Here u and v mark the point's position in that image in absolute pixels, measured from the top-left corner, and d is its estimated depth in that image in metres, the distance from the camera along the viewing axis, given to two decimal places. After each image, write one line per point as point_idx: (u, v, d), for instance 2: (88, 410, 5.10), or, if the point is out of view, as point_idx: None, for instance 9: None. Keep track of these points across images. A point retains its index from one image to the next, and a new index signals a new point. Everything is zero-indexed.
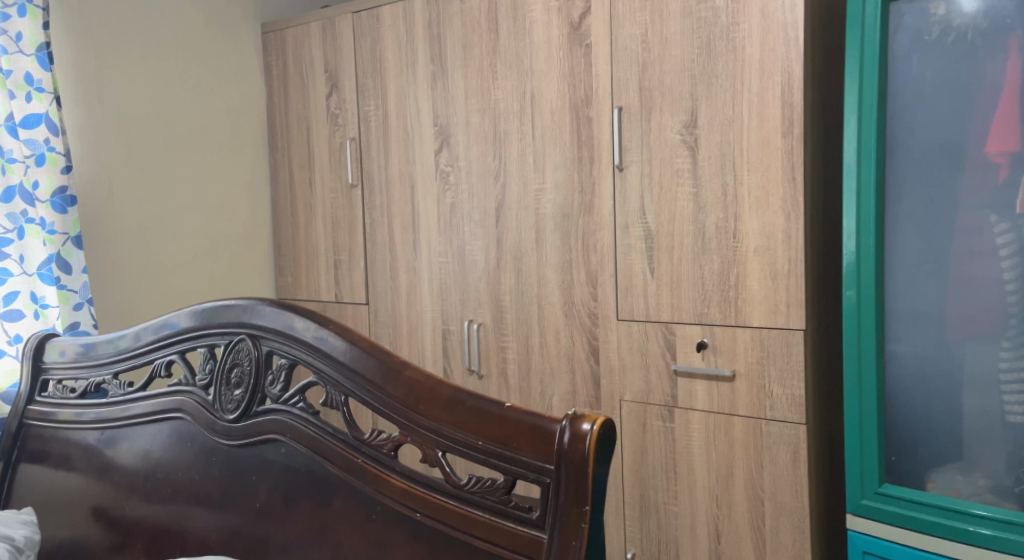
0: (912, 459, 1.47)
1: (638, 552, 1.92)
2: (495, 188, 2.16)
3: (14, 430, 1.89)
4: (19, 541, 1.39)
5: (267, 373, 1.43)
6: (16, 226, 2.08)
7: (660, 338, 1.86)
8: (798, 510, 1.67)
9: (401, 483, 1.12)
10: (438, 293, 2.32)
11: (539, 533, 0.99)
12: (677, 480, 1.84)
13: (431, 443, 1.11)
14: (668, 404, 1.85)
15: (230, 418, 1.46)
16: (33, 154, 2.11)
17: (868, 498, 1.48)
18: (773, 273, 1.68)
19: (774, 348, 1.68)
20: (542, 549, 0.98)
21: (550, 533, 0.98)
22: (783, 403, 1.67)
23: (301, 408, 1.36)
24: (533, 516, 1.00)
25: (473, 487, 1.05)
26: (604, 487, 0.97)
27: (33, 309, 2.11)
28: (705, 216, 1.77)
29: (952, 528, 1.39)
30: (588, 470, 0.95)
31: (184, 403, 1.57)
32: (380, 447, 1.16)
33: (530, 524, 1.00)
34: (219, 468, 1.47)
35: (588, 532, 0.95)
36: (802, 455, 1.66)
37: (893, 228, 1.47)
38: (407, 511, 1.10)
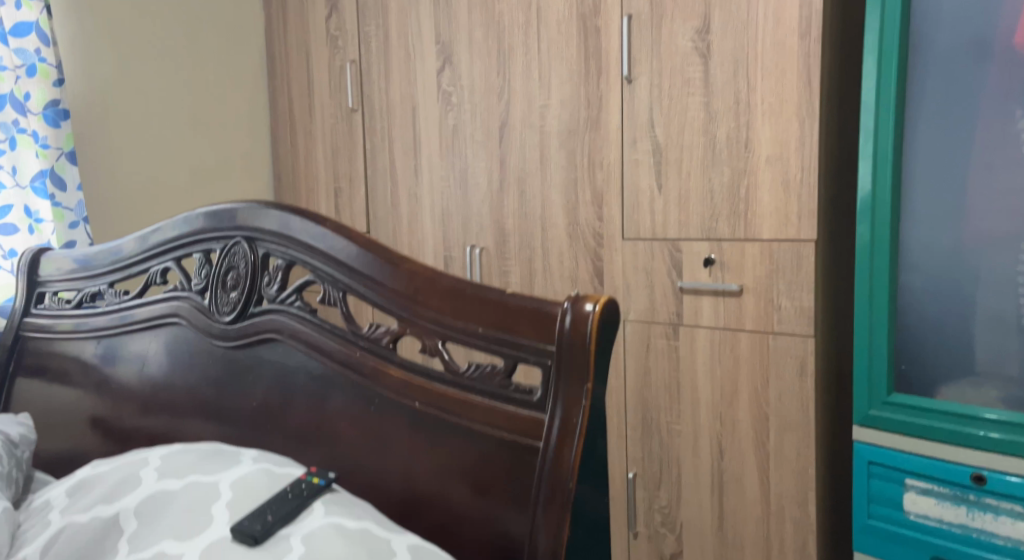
0: (921, 368, 1.43)
1: (639, 472, 1.91)
2: (499, 107, 2.10)
3: (11, 343, 1.88)
4: (15, 437, 1.36)
5: (264, 275, 1.39)
6: (8, 136, 2.03)
7: (667, 256, 1.82)
8: (803, 424, 1.64)
9: (400, 375, 1.09)
10: (440, 218, 2.27)
11: (538, 414, 0.96)
12: (680, 399, 1.83)
13: (429, 334, 1.08)
14: (673, 322, 1.82)
15: (227, 320, 1.42)
16: (24, 65, 2.05)
17: (877, 409, 1.42)
18: (785, 182, 1.62)
19: (784, 259, 1.63)
20: (542, 430, 0.95)
21: (551, 413, 0.95)
22: (790, 316, 1.63)
23: (298, 307, 1.31)
24: (533, 398, 0.97)
25: (472, 373, 1.02)
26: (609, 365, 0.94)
27: (27, 223, 2.07)
28: (715, 125, 1.71)
29: (962, 434, 1.34)
30: (590, 351, 0.93)
31: (181, 308, 1.54)
32: (378, 340, 1.13)
33: (530, 406, 0.97)
34: (217, 370, 1.44)
35: (589, 407, 0.93)
36: (809, 368, 1.62)
37: (913, 130, 1.42)
38: (406, 401, 1.07)
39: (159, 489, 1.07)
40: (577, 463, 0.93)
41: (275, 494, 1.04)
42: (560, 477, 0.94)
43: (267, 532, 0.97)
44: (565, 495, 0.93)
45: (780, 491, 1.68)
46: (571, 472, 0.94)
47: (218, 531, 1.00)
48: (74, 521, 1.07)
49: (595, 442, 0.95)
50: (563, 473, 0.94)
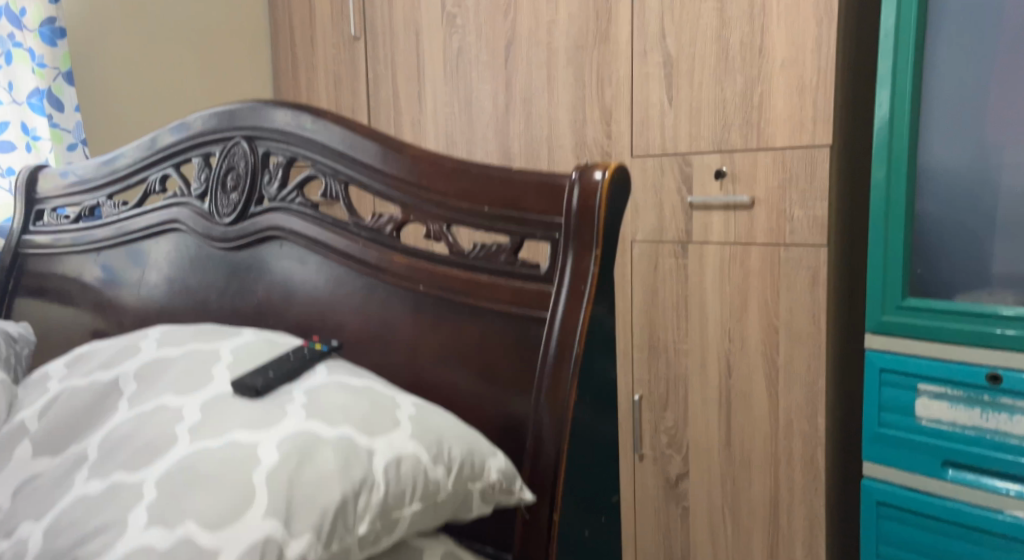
0: (937, 270, 1.39)
1: (645, 395, 1.90)
2: (504, 25, 2.05)
3: (9, 263, 1.87)
4: (15, 333, 1.34)
5: (264, 174, 1.36)
6: (3, 50, 1.98)
7: (676, 171, 1.78)
8: (813, 336, 1.61)
9: (404, 260, 1.06)
10: (443, 145, 2.23)
11: (546, 286, 0.94)
12: (688, 318, 1.80)
13: (432, 217, 1.05)
14: (682, 240, 1.79)
15: (227, 222, 1.39)
16: None
17: (890, 315, 1.39)
18: (801, 87, 1.58)
19: (797, 167, 1.59)
20: (547, 303, 0.94)
21: (557, 286, 0.93)
22: (803, 226, 1.60)
23: (300, 203, 1.28)
24: (540, 272, 0.95)
25: (477, 253, 0.99)
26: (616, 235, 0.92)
27: (24, 141, 2.03)
28: (729, 32, 1.66)
29: (977, 334, 1.31)
30: (598, 219, 0.90)
31: (181, 214, 1.50)
32: (381, 229, 1.10)
33: (536, 280, 0.95)
34: (216, 273, 1.41)
35: (598, 276, 0.91)
36: (821, 278, 1.59)
37: (936, 25, 1.37)
38: (409, 285, 1.04)
39: (157, 355, 1.05)
40: (583, 333, 0.91)
41: (275, 359, 1.02)
42: (565, 348, 0.92)
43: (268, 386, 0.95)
44: (570, 368, 0.92)
45: (789, 404, 1.66)
46: (577, 344, 0.92)
47: (219, 386, 0.97)
48: (72, 386, 1.04)
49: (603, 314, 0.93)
50: (569, 346, 0.91)
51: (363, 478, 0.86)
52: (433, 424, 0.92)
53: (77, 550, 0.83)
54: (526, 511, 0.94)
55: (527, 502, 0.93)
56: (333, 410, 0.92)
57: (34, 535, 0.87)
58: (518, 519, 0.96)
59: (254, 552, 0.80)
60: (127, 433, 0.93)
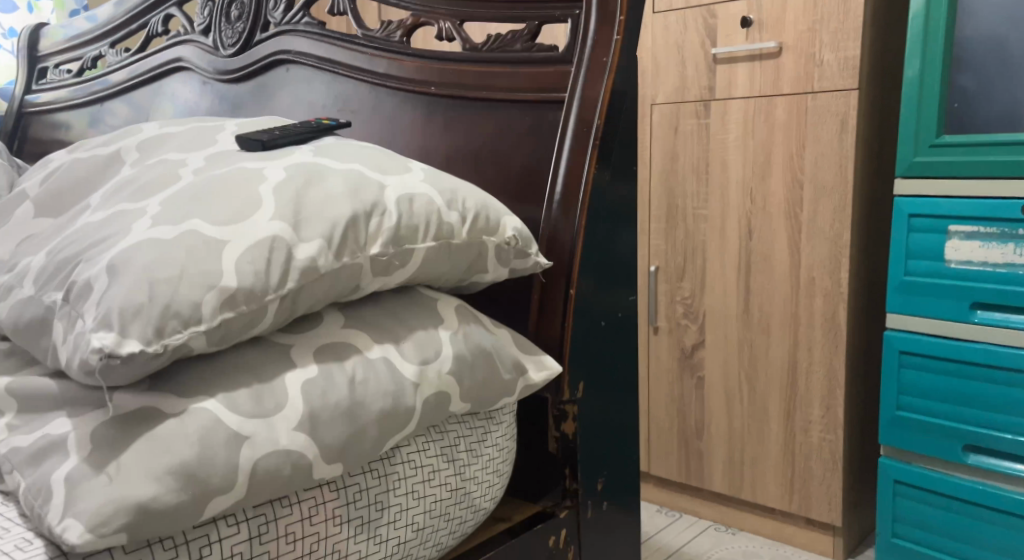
0: (975, 102, 1.34)
1: (661, 267, 1.86)
2: None
3: (12, 126, 1.85)
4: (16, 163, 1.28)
5: (269, 0, 1.29)
6: None
7: (700, 24, 1.70)
8: (840, 189, 1.55)
9: (415, 63, 1.00)
10: None
11: (563, 68, 0.87)
12: (709, 181, 1.75)
13: (441, 13, 0.98)
14: (704, 99, 1.73)
15: (230, 53, 1.34)
16: None
17: (922, 155, 1.34)
18: None
19: (829, 8, 1.50)
20: (567, 82, 0.86)
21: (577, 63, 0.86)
22: (833, 72, 1.52)
23: (306, 24, 1.22)
24: (558, 53, 0.88)
25: (492, 45, 0.93)
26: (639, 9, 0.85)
27: (26, 2, 1.99)
28: None
29: (1012, 165, 1.25)
30: None
31: (184, 52, 1.45)
32: (391, 36, 1.05)
33: (554, 62, 0.88)
34: (221, 107, 1.36)
35: (620, 46, 0.84)
36: (850, 125, 1.51)
37: None
38: (421, 86, 0.99)
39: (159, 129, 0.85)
40: (604, 105, 0.83)
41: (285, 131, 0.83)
42: (585, 124, 0.84)
43: (278, 139, 0.76)
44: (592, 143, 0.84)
45: (812, 262, 1.62)
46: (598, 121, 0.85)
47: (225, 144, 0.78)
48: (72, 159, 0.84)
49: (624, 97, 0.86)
50: (589, 123, 0.84)
51: (375, 202, 0.69)
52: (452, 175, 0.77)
53: (82, 256, 0.63)
54: (542, 274, 0.85)
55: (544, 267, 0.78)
56: (344, 151, 0.75)
57: (35, 259, 0.66)
58: (531, 288, 0.86)
59: (260, 250, 0.62)
60: (127, 174, 0.73)
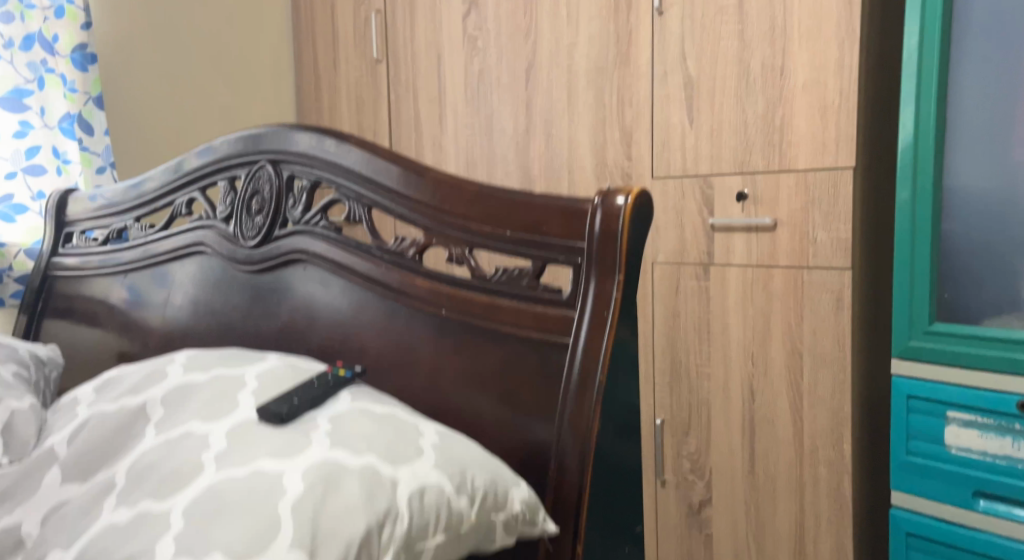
0: (966, 296, 1.39)
1: (667, 419, 1.87)
2: (526, 47, 2.10)
3: (39, 284, 1.90)
4: (43, 355, 1.36)
5: (288, 198, 1.37)
6: (36, 76, 2.02)
7: (697, 193, 1.78)
8: (839, 362, 1.59)
9: (427, 284, 1.07)
10: (465, 166, 2.26)
11: (568, 312, 0.96)
12: (711, 341, 1.79)
13: (455, 240, 1.06)
14: (704, 261, 1.78)
15: (251, 245, 1.41)
16: (52, 6, 2.04)
17: (918, 339, 1.38)
18: (823, 109, 1.56)
19: (821, 190, 1.58)
20: (570, 327, 0.95)
21: (580, 310, 0.95)
22: (826, 249, 1.58)
23: (323, 226, 1.29)
24: (563, 297, 0.97)
25: (500, 279, 1.01)
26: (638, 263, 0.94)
27: (55, 164, 2.06)
28: (750, 53, 1.65)
29: (1007, 360, 1.29)
30: (621, 241, 0.92)
31: (206, 237, 1.52)
32: (404, 252, 1.12)
33: (559, 304, 0.97)
34: (241, 296, 1.42)
35: (620, 300, 0.93)
36: (845, 301, 1.57)
37: (960, 46, 1.37)
38: (432, 309, 1.05)
39: (185, 380, 1.07)
40: (608, 352, 0.92)
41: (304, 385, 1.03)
42: (589, 367, 0.93)
43: (293, 413, 0.96)
44: (594, 393, 0.93)
45: (814, 430, 1.64)
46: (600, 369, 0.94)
47: (244, 413, 0.99)
48: (102, 411, 1.06)
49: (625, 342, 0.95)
50: (593, 372, 0.93)
51: (388, 507, 0.86)
52: (458, 453, 0.93)
53: None
54: (549, 543, 0.95)
55: (551, 532, 0.94)
56: (359, 439, 0.92)
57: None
58: (539, 546, 0.97)
59: None
60: (155, 459, 0.95)
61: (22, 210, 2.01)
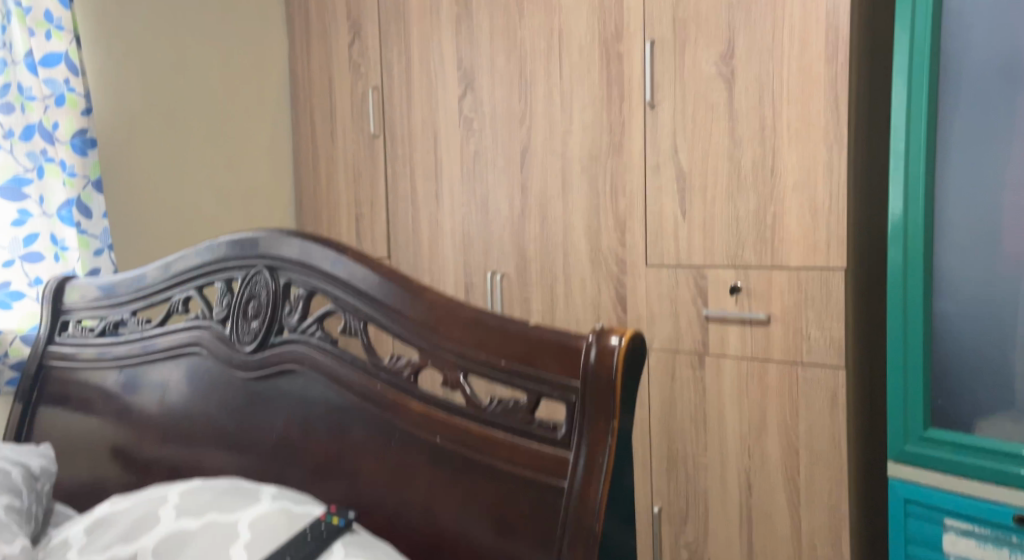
0: (960, 404, 1.38)
1: (664, 507, 1.86)
2: (520, 132, 2.10)
3: (34, 371, 1.77)
4: (35, 469, 1.39)
5: (284, 305, 1.38)
6: (36, 165, 2.03)
7: (692, 283, 1.79)
8: (835, 460, 1.60)
9: (421, 408, 1.09)
10: (460, 244, 2.26)
11: (564, 453, 0.97)
12: (707, 431, 1.78)
13: (450, 366, 1.07)
14: (699, 351, 1.78)
15: (248, 350, 1.41)
16: (53, 95, 2.05)
17: (913, 445, 1.39)
18: (813, 209, 1.60)
19: (813, 288, 1.60)
20: (567, 468, 0.96)
21: (575, 451, 0.97)
22: (820, 347, 1.60)
23: (319, 337, 1.29)
24: (559, 435, 0.98)
25: (494, 409, 1.03)
26: (632, 404, 0.95)
27: (53, 251, 2.06)
28: (741, 151, 1.69)
29: (1002, 472, 1.30)
30: (617, 385, 0.94)
31: (202, 337, 1.51)
32: (399, 373, 1.12)
33: (555, 443, 0.98)
34: (239, 400, 1.43)
35: (615, 445, 0.94)
36: (840, 400, 1.58)
37: (946, 157, 1.39)
38: (427, 437, 1.07)
39: (176, 528, 1.14)
40: (605, 497, 0.94)
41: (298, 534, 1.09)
42: (586, 510, 0.95)
43: None
44: (592, 536, 0.94)
45: (812, 527, 1.64)
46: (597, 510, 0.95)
47: None
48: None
49: (622, 481, 0.96)
50: (591, 514, 0.95)
51: None
52: None
53: None
54: None
55: None
56: None
57: None
58: None
59: None
60: None
61: (19, 297, 2.00)
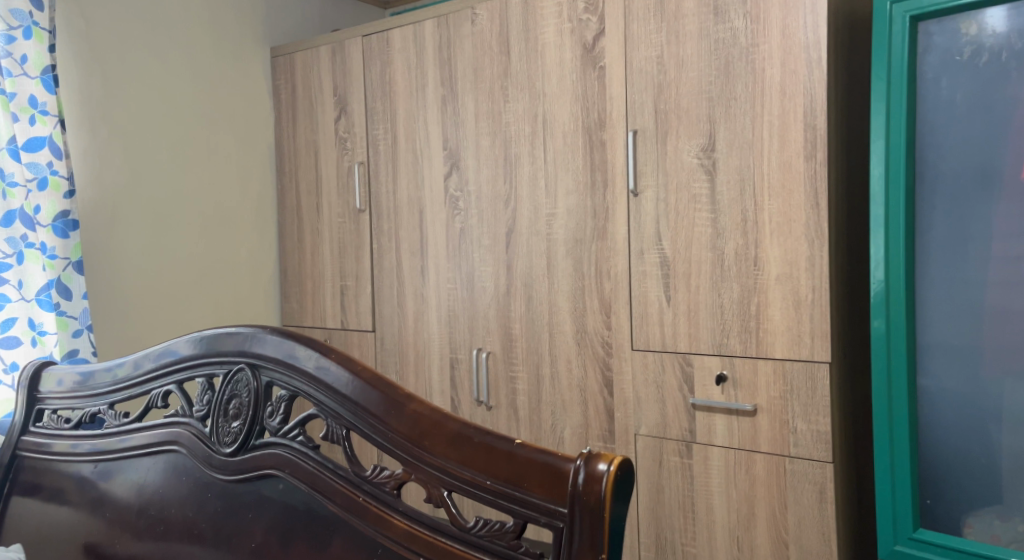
0: (948, 503, 1.41)
1: None
2: (505, 213, 2.10)
3: (7, 462, 1.64)
4: None
5: (266, 405, 1.33)
6: (16, 251, 2.00)
7: (677, 369, 1.78)
8: (824, 553, 1.59)
9: (405, 525, 1.09)
10: (446, 320, 2.25)
11: None
12: (695, 520, 1.76)
13: (435, 482, 1.06)
14: (686, 439, 1.77)
15: (227, 452, 1.35)
16: (35, 178, 2.05)
17: (902, 544, 1.42)
18: (796, 302, 1.62)
19: (798, 381, 1.62)
20: None
21: None
22: (807, 440, 1.61)
23: (300, 442, 1.27)
24: None
25: (480, 530, 1.03)
26: (620, 531, 0.93)
27: (30, 335, 2.02)
28: (724, 242, 1.71)
29: None
30: (605, 512, 0.92)
31: (180, 435, 1.43)
32: (382, 485, 1.14)
33: None
34: (214, 505, 1.35)
35: None
36: (828, 495, 1.58)
37: (925, 256, 1.42)
38: (410, 554, 1.07)
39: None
40: None
41: None
42: None
43: None
44: None
45: None
46: None
47: None
48: None
49: None
50: None
51: None
52: None
53: None
54: None
55: None
56: None
57: None
58: None
59: None
60: None
61: None
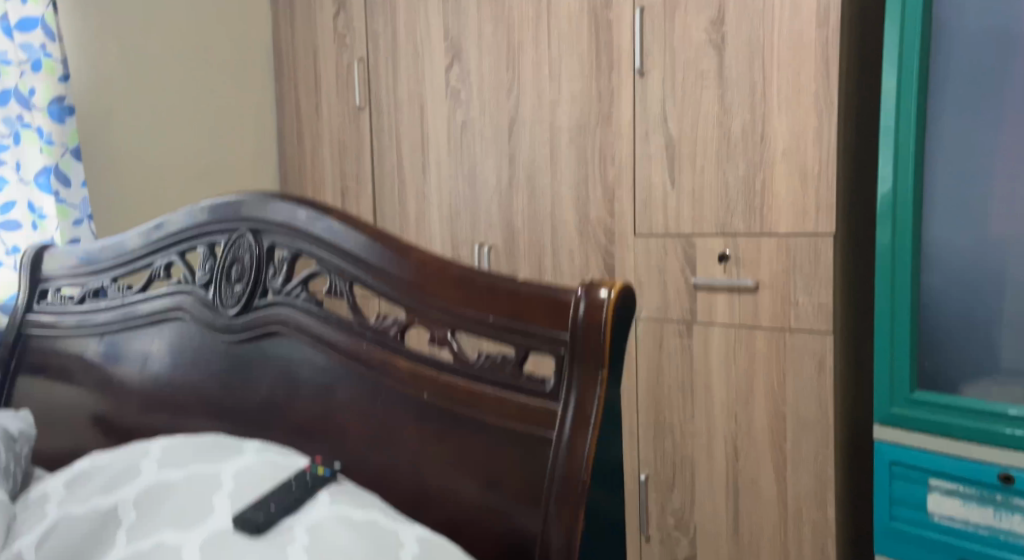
0: (947, 369, 1.42)
1: (652, 475, 1.85)
2: (508, 102, 2.07)
3: (13, 339, 1.65)
4: (15, 432, 1.40)
5: (269, 267, 1.32)
6: (13, 131, 1.98)
7: (680, 251, 1.78)
8: (821, 424, 1.61)
9: (409, 366, 1.13)
10: (448, 216, 2.23)
11: (552, 403, 1.02)
12: (694, 400, 1.78)
13: (439, 323, 1.09)
14: (687, 320, 1.78)
15: (232, 313, 1.34)
16: (29, 60, 2.00)
17: (899, 406, 1.44)
18: (803, 176, 1.60)
19: (801, 255, 1.62)
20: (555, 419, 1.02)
21: (563, 401, 1.01)
22: (808, 313, 1.61)
23: (304, 299, 1.26)
24: (546, 388, 1.03)
25: (481, 363, 1.08)
26: (618, 352, 1.00)
27: (31, 219, 2.01)
28: (730, 119, 1.69)
29: (987, 431, 1.36)
30: (605, 336, 0.98)
31: (184, 302, 1.42)
32: (387, 331, 1.15)
33: (542, 396, 1.03)
34: (219, 364, 1.36)
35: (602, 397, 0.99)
36: (828, 365, 1.60)
37: (936, 123, 1.41)
38: (413, 392, 1.12)
39: (157, 478, 1.16)
40: (592, 450, 0.99)
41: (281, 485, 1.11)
42: (573, 463, 1.00)
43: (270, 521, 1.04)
44: (581, 481, 0.99)
45: (799, 491, 1.65)
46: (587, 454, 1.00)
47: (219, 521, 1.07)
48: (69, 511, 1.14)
49: None
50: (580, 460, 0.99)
51: None
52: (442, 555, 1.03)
53: None
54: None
55: None
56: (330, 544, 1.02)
57: None
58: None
59: None
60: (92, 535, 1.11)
61: None
